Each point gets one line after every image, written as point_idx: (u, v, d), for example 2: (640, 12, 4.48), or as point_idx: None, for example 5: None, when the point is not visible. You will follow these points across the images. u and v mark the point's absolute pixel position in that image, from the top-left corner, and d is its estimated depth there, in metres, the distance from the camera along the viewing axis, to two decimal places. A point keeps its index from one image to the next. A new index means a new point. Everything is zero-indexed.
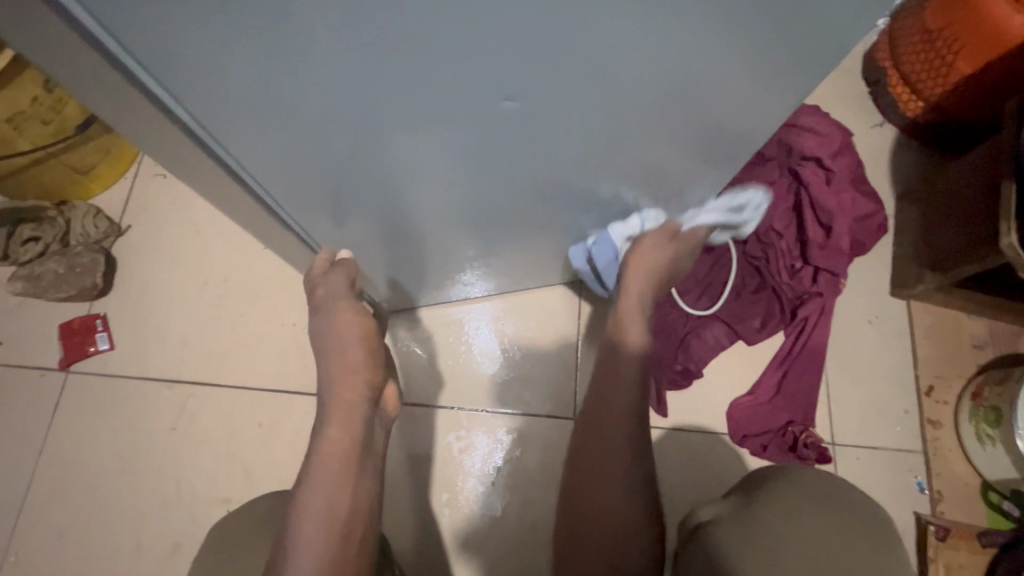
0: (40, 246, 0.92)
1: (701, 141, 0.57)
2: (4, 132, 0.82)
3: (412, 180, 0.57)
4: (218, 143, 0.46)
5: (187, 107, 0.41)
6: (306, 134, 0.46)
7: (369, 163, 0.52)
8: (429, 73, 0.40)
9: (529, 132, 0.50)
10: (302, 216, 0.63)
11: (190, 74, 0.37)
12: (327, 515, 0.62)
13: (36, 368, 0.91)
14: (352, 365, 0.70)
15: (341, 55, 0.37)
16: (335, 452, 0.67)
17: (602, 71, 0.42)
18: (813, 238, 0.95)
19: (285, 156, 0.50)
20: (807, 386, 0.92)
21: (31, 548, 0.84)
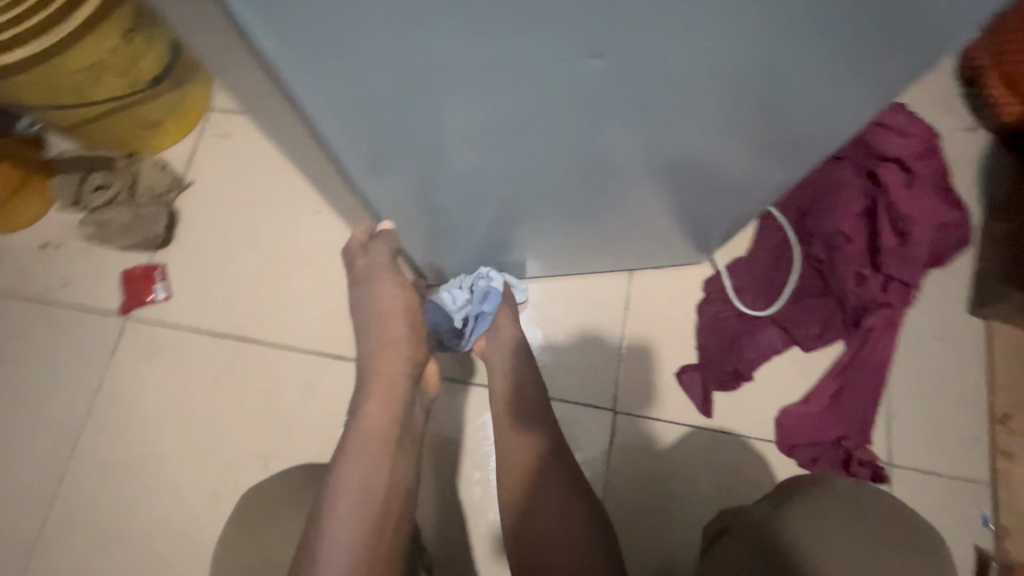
0: (111, 193, 0.95)
1: (789, 131, 0.52)
2: (81, 82, 0.82)
3: (464, 154, 0.51)
4: (319, 124, 0.43)
5: (299, 86, 0.37)
6: (414, 112, 0.42)
7: (424, 135, 0.46)
8: (547, 48, 0.37)
9: (640, 111, 0.46)
10: (378, 199, 0.60)
11: (314, 49, 0.34)
12: (363, 491, 0.61)
13: (98, 311, 0.95)
14: (393, 338, 0.71)
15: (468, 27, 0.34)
16: (378, 425, 0.67)
17: (724, 50, 0.39)
18: (887, 245, 0.88)
19: (333, 128, 0.43)
20: (865, 399, 0.86)
21: (82, 481, 0.88)
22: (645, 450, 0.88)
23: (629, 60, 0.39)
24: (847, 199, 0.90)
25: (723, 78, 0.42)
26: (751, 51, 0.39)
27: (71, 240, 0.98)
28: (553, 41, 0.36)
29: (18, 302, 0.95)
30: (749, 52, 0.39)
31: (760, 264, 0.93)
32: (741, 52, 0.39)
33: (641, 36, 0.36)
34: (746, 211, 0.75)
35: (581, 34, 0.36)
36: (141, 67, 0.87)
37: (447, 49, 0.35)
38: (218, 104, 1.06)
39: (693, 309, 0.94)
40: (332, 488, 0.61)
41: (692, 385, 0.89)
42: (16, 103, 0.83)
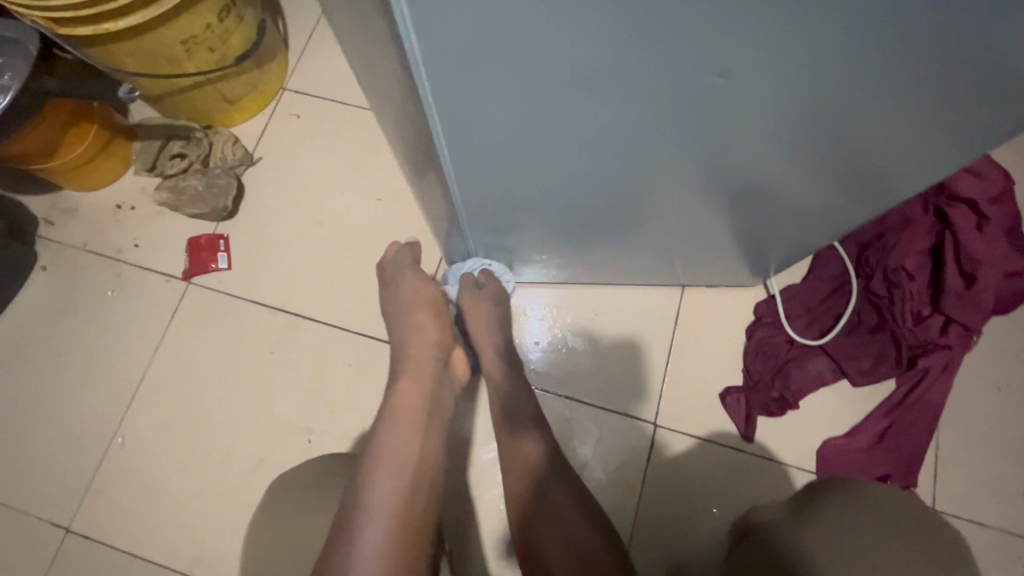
0: (185, 163, 0.99)
1: (880, 164, 0.52)
2: (177, 54, 0.86)
3: (554, 159, 0.52)
4: (434, 119, 0.45)
5: (429, 81, 0.40)
6: (523, 116, 0.44)
7: (525, 138, 0.48)
8: (676, 59, 0.38)
9: (739, 129, 0.47)
10: (461, 202, 0.62)
11: (456, 47, 0.36)
12: (398, 468, 0.59)
13: (163, 274, 0.99)
14: (420, 324, 0.71)
15: (605, 34, 0.36)
16: (413, 402, 0.66)
17: (846, 74, 0.40)
18: (951, 286, 0.87)
19: (444, 122, 0.45)
20: (912, 440, 0.85)
21: (135, 433, 0.92)
22: (680, 466, 0.89)
23: (752, 77, 0.40)
24: (911, 236, 0.89)
25: (834, 102, 0.43)
26: (873, 77, 0.40)
27: (144, 203, 1.02)
28: (685, 53, 0.38)
29: (90, 257, 1.00)
30: (871, 77, 0.40)
31: (815, 293, 0.92)
32: (864, 77, 0.40)
33: (771, 55, 0.38)
34: (811, 236, 0.74)
35: (710, 53, 0.38)
36: (232, 42, 0.91)
37: (577, 57, 0.37)
38: (293, 84, 1.09)
39: (743, 332, 0.94)
40: (367, 461, 0.60)
41: (735, 408, 0.90)
42: (112, 72, 0.87)
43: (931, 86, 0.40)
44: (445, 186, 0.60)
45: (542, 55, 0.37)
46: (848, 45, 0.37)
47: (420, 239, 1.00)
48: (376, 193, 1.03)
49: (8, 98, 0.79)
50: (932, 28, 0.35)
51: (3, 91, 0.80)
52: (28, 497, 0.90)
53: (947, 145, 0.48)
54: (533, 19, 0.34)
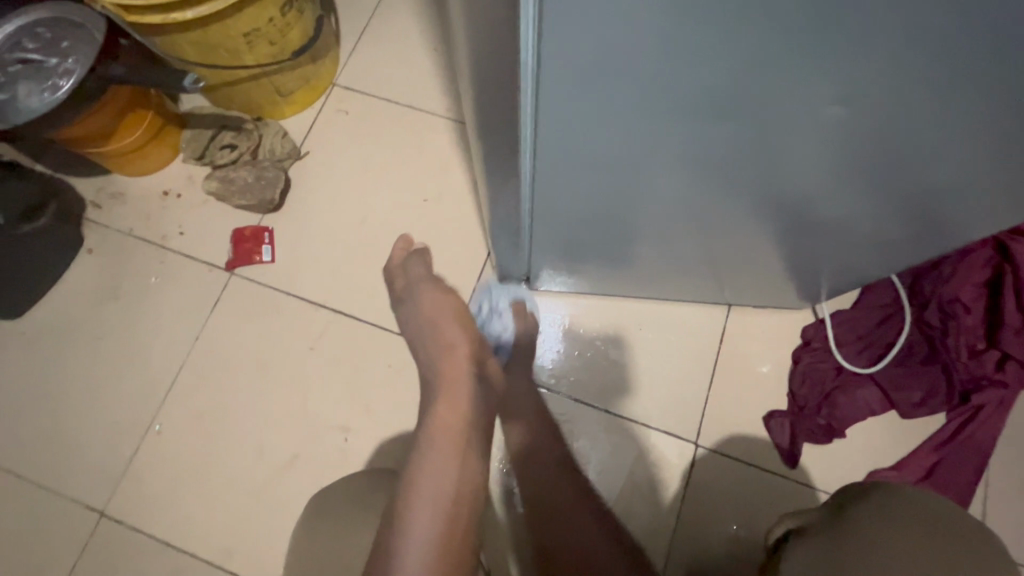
0: (235, 154, 0.99)
1: (965, 202, 0.51)
2: (238, 45, 0.86)
3: (635, 175, 0.52)
4: (527, 127, 0.45)
5: (533, 87, 0.40)
6: (618, 130, 0.44)
7: (614, 152, 0.47)
8: (789, 87, 0.37)
9: (835, 159, 0.46)
10: (529, 212, 0.61)
11: (572, 57, 0.36)
12: (434, 498, 0.58)
13: (207, 263, 0.99)
14: (451, 339, 0.72)
15: (727, 57, 0.35)
16: (449, 428, 0.64)
17: (971, 112, 0.38)
18: (1009, 322, 0.84)
19: (539, 130, 0.45)
20: (961, 478, 0.83)
21: (171, 421, 0.92)
22: (718, 488, 0.88)
23: (870, 112, 0.39)
24: (969, 268, 0.87)
25: (948, 140, 0.41)
26: (998, 114, 0.38)
27: (191, 192, 1.02)
28: (802, 80, 0.37)
29: (135, 242, 1.00)
30: (996, 116, 0.38)
31: (866, 320, 0.90)
32: (983, 115, 0.39)
33: (893, 88, 0.37)
34: (874, 265, 0.72)
35: (833, 84, 0.37)
36: (291, 37, 0.91)
37: (697, 80, 0.37)
38: (344, 81, 1.09)
39: (790, 354, 0.92)
40: (405, 485, 0.59)
41: (779, 431, 0.88)
42: (174, 60, 0.87)
43: None
44: (515, 195, 0.59)
45: (659, 74, 0.37)
46: (982, 83, 0.35)
47: (465, 242, 0.99)
48: (422, 194, 1.02)
49: (74, 81, 0.80)
50: None
51: (70, 74, 0.81)
52: (65, 478, 0.90)
53: None
54: (662, 34, 0.33)
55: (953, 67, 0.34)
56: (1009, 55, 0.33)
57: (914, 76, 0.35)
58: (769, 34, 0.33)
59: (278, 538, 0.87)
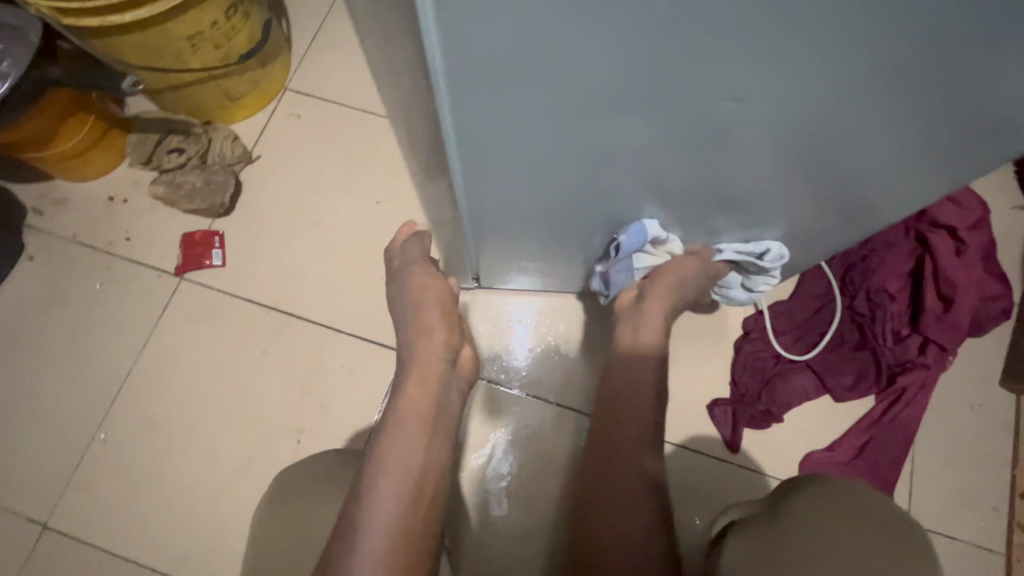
0: (183, 158, 0.98)
1: (860, 187, 0.55)
2: (182, 48, 0.86)
3: (560, 167, 0.54)
4: (449, 127, 0.46)
5: (448, 88, 0.41)
6: (536, 125, 0.46)
7: (533, 147, 0.49)
8: (672, 81, 0.41)
9: (739, 144, 0.49)
10: (466, 212, 0.63)
11: (476, 62, 0.38)
12: (400, 478, 0.59)
13: (155, 269, 0.98)
14: (426, 324, 0.69)
15: (621, 53, 0.37)
16: (415, 407, 0.64)
17: (845, 101, 0.42)
18: (929, 308, 0.90)
19: (460, 133, 0.46)
20: (890, 455, 0.88)
21: (119, 429, 0.90)
22: (667, 476, 0.91)
23: (757, 101, 0.43)
24: (894, 259, 0.92)
25: (831, 125, 0.45)
26: (865, 103, 0.42)
27: (138, 197, 1.01)
28: (685, 75, 0.40)
29: (79, 249, 0.98)
30: (870, 105, 0.42)
31: (802, 310, 0.95)
32: (857, 105, 0.42)
33: (771, 79, 0.40)
34: (801, 255, 0.77)
35: (717, 76, 0.40)
36: (236, 40, 0.91)
37: (593, 78, 0.40)
38: (295, 85, 1.09)
39: (732, 345, 0.96)
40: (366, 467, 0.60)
41: (722, 420, 0.92)
42: (115, 66, 0.86)
43: (920, 112, 0.43)
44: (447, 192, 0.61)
45: (561, 70, 0.39)
46: (852, 79, 0.39)
47: None
48: (373, 197, 1.03)
49: (8, 85, 0.79)
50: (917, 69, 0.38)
51: (3, 78, 0.80)
52: (5, 493, 0.87)
53: (916, 172, 0.52)
54: (553, 39, 0.36)
55: (817, 61, 0.38)
56: (859, 52, 0.37)
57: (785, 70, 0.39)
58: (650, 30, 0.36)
59: (231, 542, 0.86)
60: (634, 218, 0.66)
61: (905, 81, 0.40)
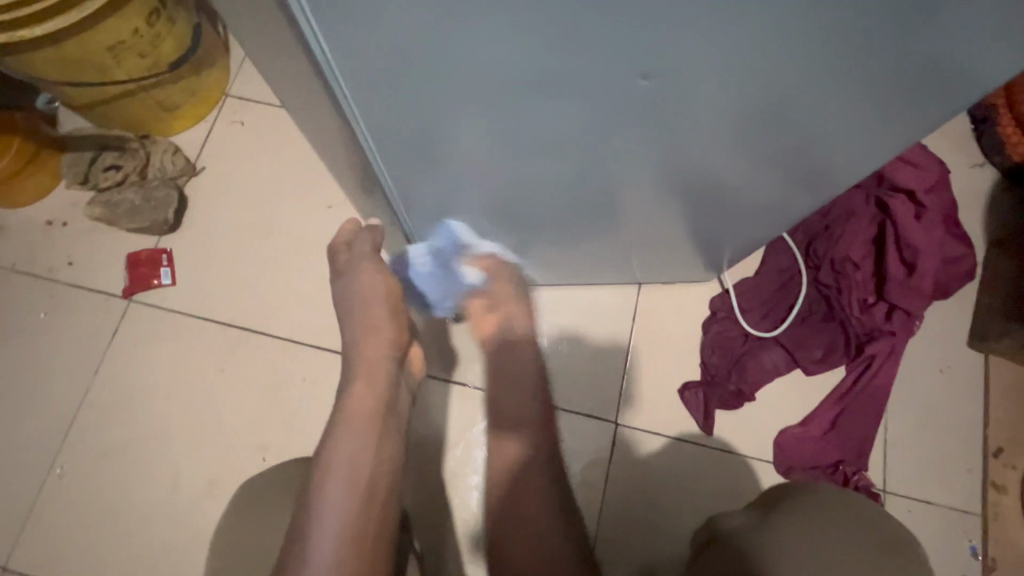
0: (120, 175, 0.94)
1: (800, 164, 0.54)
2: (104, 60, 0.81)
3: (487, 155, 0.52)
4: (356, 117, 0.46)
5: (342, 79, 0.41)
6: (447, 114, 0.44)
7: (451, 132, 0.47)
8: (577, 65, 0.39)
9: (669, 130, 0.48)
10: (400, 198, 0.61)
11: (362, 40, 0.36)
12: (352, 478, 0.58)
13: (101, 293, 0.94)
14: (375, 322, 0.68)
15: (516, 33, 0.35)
16: (366, 406, 0.63)
17: (769, 76, 0.40)
18: (893, 274, 0.89)
19: (366, 111, 0.45)
20: (863, 425, 0.88)
21: (75, 462, 0.87)
22: (642, 463, 0.90)
23: (674, 83, 0.41)
24: (856, 227, 0.91)
25: (757, 104, 0.43)
26: (788, 80, 0.40)
27: (78, 219, 0.97)
28: (591, 58, 0.38)
29: (19, 278, 0.94)
30: (792, 82, 0.40)
31: (767, 285, 0.94)
32: (778, 81, 0.40)
33: (683, 56, 0.38)
34: (759, 233, 0.75)
35: (627, 55, 0.38)
36: (163, 48, 0.87)
37: (493, 60, 0.38)
38: (236, 90, 1.05)
39: (700, 326, 0.95)
40: (314, 477, 0.59)
41: (694, 403, 0.91)
42: (35, 80, 0.82)
43: (849, 89, 0.41)
44: (378, 185, 0.58)
45: (458, 50, 0.37)
46: (766, 50, 0.37)
47: None
48: (324, 201, 1.00)
49: None
50: (829, 39, 0.36)
51: None
52: None
53: (854, 152, 0.50)
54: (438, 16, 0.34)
55: (731, 33, 0.35)
56: (767, 21, 0.34)
57: (695, 41, 0.36)
58: (542, 10, 0.33)
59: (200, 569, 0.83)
60: (588, 204, 0.64)
61: (833, 53, 0.37)
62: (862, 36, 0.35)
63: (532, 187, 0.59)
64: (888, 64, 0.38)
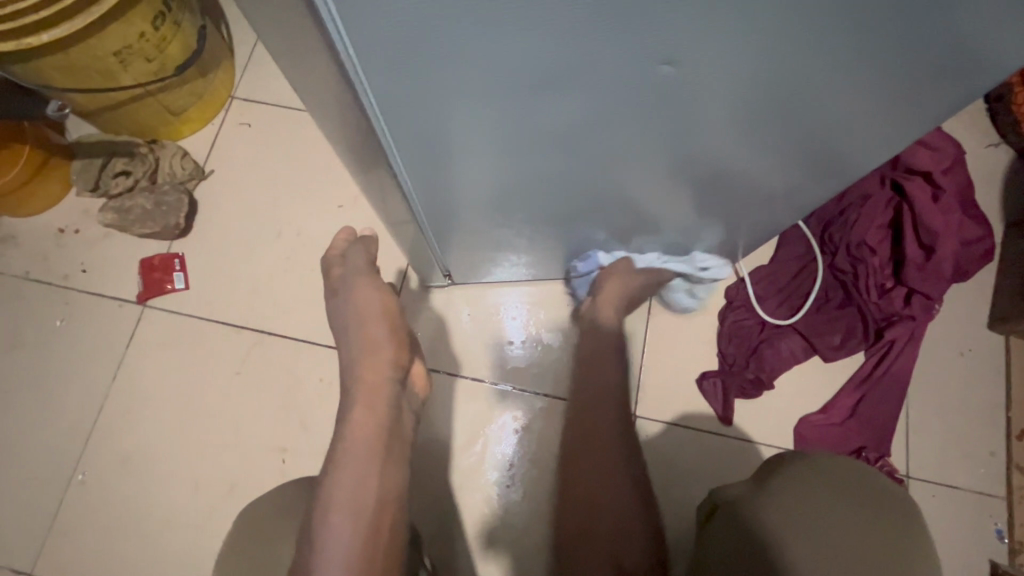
0: (130, 181, 0.94)
1: (823, 149, 0.53)
2: (110, 65, 0.81)
3: (507, 150, 0.51)
4: (376, 117, 0.45)
5: (362, 76, 0.39)
6: (469, 110, 0.44)
7: (472, 130, 0.47)
8: (603, 53, 0.38)
9: (694, 117, 0.47)
10: (416, 196, 0.60)
11: (386, 39, 0.35)
12: (350, 505, 0.58)
13: (116, 299, 0.94)
14: (374, 339, 0.67)
15: (542, 22, 0.35)
16: (367, 434, 0.62)
17: (798, 60, 0.39)
18: (911, 258, 0.88)
19: (388, 114, 0.44)
20: (884, 411, 0.87)
21: (96, 468, 0.87)
22: (660, 457, 0.89)
23: (698, 69, 0.40)
24: (873, 211, 0.90)
25: (783, 87, 0.42)
26: (816, 63, 0.39)
27: (89, 226, 0.97)
28: (617, 45, 0.37)
29: (34, 286, 0.94)
30: (820, 64, 0.39)
31: (783, 273, 0.93)
32: (804, 64, 0.39)
33: (709, 39, 0.37)
34: (777, 220, 0.74)
35: (653, 40, 0.37)
36: (169, 51, 0.86)
37: (518, 53, 0.37)
38: (242, 92, 1.04)
39: (716, 316, 0.94)
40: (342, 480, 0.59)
41: (712, 393, 0.90)
42: (41, 88, 0.82)
43: (878, 69, 0.40)
44: (395, 185, 0.58)
45: (482, 44, 0.36)
46: (795, 31, 0.36)
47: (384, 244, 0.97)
48: (334, 201, 0.99)
49: None
50: (860, 17, 0.35)
51: None
52: None
53: (879, 135, 0.49)
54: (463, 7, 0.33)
55: (761, 14, 0.35)
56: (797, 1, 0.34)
57: (723, 23, 0.35)
58: None
59: None
60: (605, 194, 0.63)
61: (865, 33, 0.36)
62: (893, 14, 0.35)
63: (549, 179, 0.58)
64: (919, 41, 0.37)
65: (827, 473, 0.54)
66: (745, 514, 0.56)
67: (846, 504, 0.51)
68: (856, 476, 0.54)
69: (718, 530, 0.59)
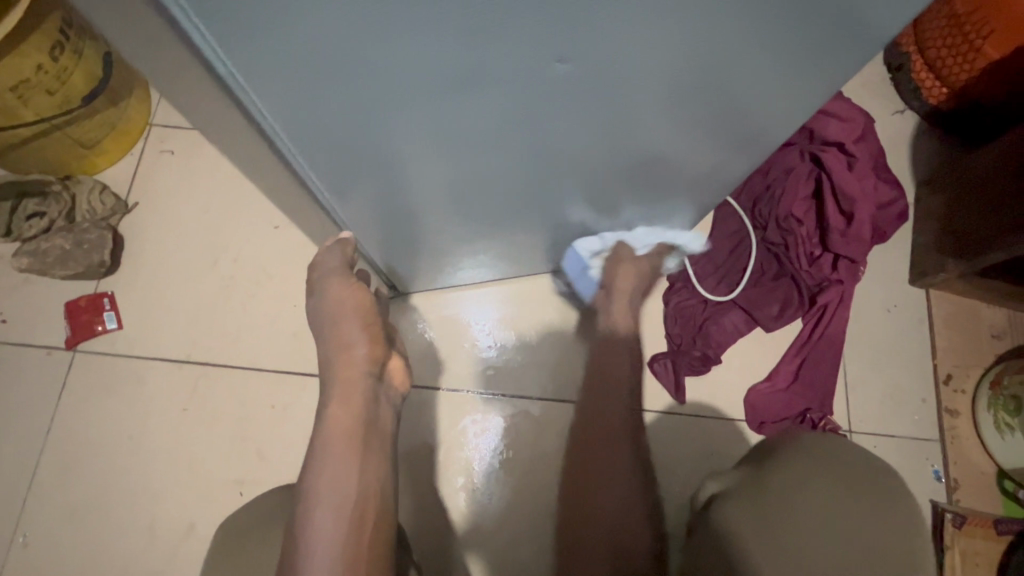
0: (45, 222, 0.89)
1: (728, 130, 0.55)
2: (8, 101, 0.77)
3: (436, 156, 0.51)
4: (281, 136, 0.44)
5: (257, 96, 0.39)
6: (380, 120, 0.44)
7: (389, 139, 0.47)
8: (496, 53, 0.38)
9: (603, 109, 0.48)
10: (349, 210, 0.59)
11: (269, 56, 0.35)
12: (339, 501, 0.57)
13: (43, 347, 0.89)
14: (346, 338, 0.65)
15: (427, 30, 0.35)
16: (344, 425, 0.62)
17: (684, 45, 0.40)
18: (834, 225, 0.93)
19: (296, 130, 0.43)
20: (824, 372, 0.92)
21: (39, 528, 0.82)
22: None
23: (593, 63, 0.41)
24: (795, 183, 0.94)
25: (676, 71, 0.44)
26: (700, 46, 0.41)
27: (5, 273, 0.91)
28: (506, 43, 0.38)
29: None
30: (704, 48, 0.41)
31: (719, 252, 0.96)
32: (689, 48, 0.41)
33: (596, 33, 0.38)
34: (704, 201, 0.76)
35: (541, 38, 0.38)
36: (72, 82, 0.82)
37: (412, 60, 0.37)
38: (160, 118, 1.00)
39: (661, 298, 0.97)
40: (303, 502, 0.58)
41: (664, 373, 0.93)
42: None
43: (760, 49, 0.42)
44: (325, 202, 0.57)
45: (371, 53, 0.36)
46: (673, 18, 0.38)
47: None
48: (269, 221, 0.97)
49: None
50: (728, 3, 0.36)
51: None
52: None
53: (776, 111, 0.51)
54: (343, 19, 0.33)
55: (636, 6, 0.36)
56: None
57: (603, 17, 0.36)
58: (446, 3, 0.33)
59: None
60: (541, 190, 0.64)
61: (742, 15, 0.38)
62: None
63: (481, 181, 0.58)
64: (789, 22, 0.39)
65: (801, 458, 0.57)
66: (724, 521, 0.58)
67: (822, 483, 0.54)
68: (829, 456, 0.56)
69: (703, 531, 0.61)
